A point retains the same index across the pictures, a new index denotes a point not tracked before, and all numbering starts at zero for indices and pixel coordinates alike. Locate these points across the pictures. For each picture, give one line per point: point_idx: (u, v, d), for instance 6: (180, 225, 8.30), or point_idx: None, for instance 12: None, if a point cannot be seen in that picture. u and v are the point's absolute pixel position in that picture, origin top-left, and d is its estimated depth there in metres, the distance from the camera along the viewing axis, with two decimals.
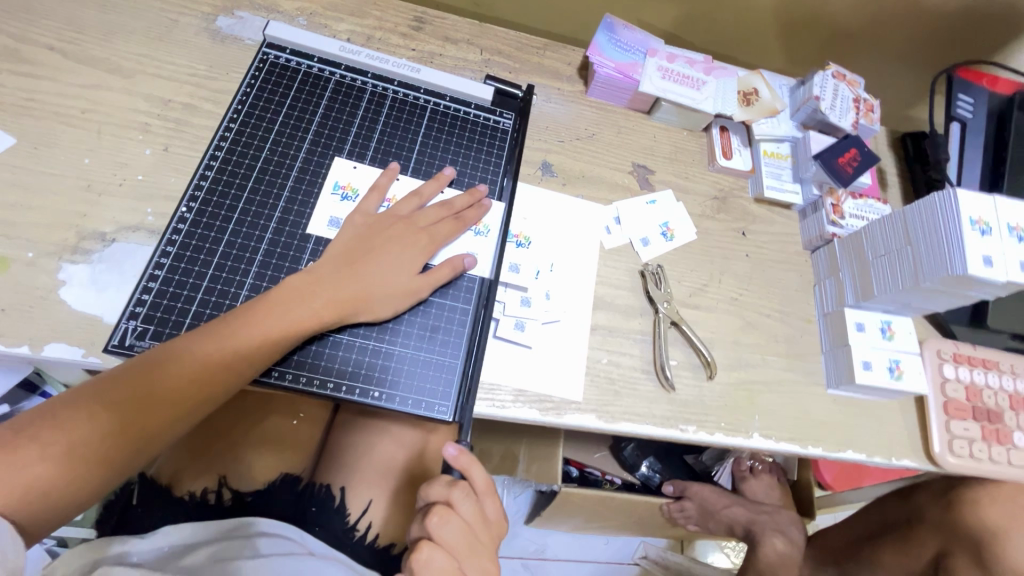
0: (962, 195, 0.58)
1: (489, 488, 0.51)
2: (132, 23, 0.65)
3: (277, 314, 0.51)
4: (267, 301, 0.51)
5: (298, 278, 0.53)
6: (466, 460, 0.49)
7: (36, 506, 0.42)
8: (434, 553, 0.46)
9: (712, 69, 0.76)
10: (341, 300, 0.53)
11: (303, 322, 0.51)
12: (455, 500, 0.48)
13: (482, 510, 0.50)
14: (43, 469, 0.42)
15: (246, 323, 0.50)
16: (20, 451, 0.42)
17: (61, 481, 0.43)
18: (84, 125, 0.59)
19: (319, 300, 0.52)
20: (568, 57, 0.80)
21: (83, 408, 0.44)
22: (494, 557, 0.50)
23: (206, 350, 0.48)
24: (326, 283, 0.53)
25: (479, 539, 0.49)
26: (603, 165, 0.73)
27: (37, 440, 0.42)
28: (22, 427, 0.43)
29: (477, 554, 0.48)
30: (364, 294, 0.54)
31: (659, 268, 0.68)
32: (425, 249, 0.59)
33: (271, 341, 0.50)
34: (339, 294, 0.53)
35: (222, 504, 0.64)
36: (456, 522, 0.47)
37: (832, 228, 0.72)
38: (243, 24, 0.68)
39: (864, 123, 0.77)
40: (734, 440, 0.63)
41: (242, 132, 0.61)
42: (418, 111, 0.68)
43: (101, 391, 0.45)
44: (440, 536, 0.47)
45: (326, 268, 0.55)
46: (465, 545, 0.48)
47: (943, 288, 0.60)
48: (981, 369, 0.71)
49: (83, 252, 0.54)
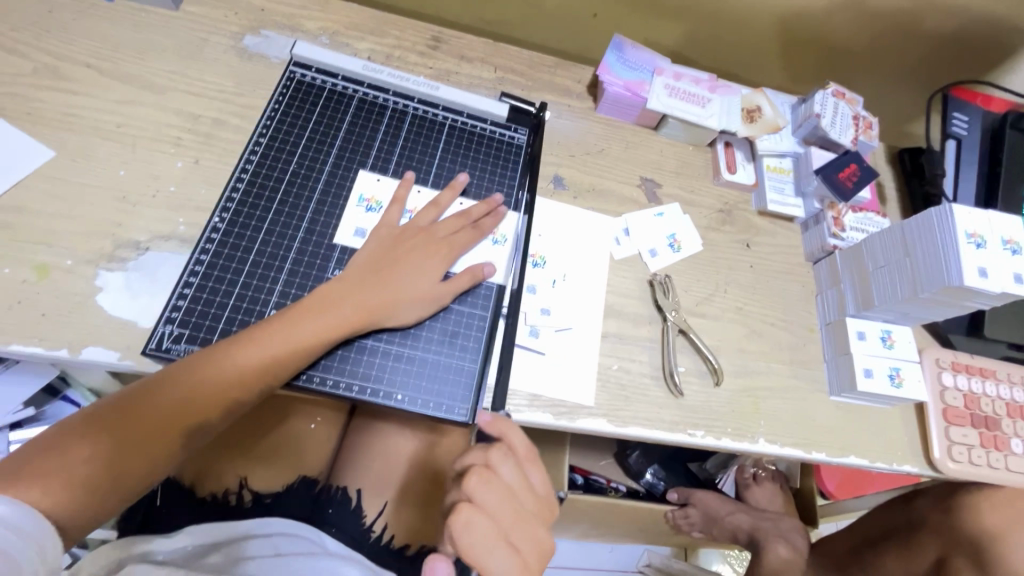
0: (958, 209, 0.61)
1: (527, 456, 0.51)
2: (164, 42, 0.68)
3: (309, 321, 0.53)
4: (299, 309, 0.54)
5: (328, 287, 0.56)
6: (500, 425, 0.51)
7: (82, 504, 0.44)
8: (474, 512, 0.44)
9: (716, 87, 0.79)
10: (368, 307, 0.56)
11: (333, 328, 0.54)
12: (493, 462, 0.48)
13: (524, 478, 0.48)
14: (91, 468, 0.44)
15: (279, 329, 0.52)
16: (69, 451, 0.44)
17: (107, 479, 0.45)
18: (120, 139, 0.62)
19: (348, 308, 0.55)
20: (578, 75, 0.83)
21: (127, 410, 0.47)
22: (540, 525, 0.47)
23: (242, 355, 0.51)
24: (354, 291, 0.56)
25: (524, 504, 0.47)
26: (613, 179, 0.76)
27: (86, 439, 0.45)
28: (74, 427, 0.46)
29: (522, 520, 0.46)
30: (390, 302, 0.57)
31: (667, 278, 0.71)
32: (447, 258, 0.61)
33: (303, 346, 0.53)
34: (367, 302, 0.56)
35: (242, 505, 0.67)
36: (496, 483, 0.46)
37: (833, 240, 0.75)
38: (269, 43, 0.72)
39: (863, 139, 0.80)
40: (740, 444, 0.65)
41: (271, 146, 0.64)
42: (436, 126, 0.71)
43: (144, 394, 0.48)
44: (481, 496, 0.45)
45: (353, 277, 0.57)
46: (508, 507, 0.45)
47: (940, 299, 0.63)
48: (979, 378, 0.74)
49: (118, 259, 0.56)
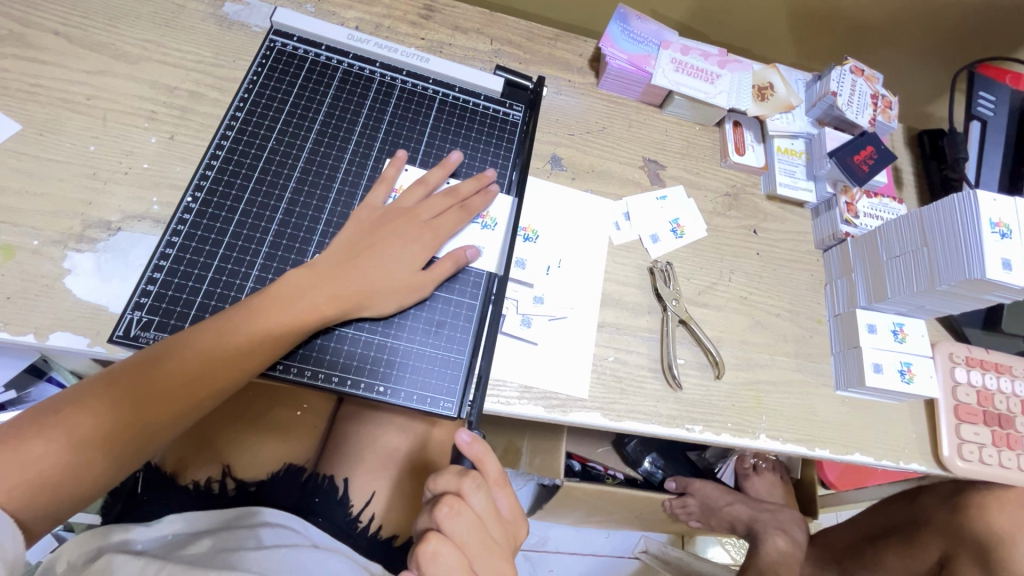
0: (982, 196, 0.57)
1: (500, 482, 0.49)
2: (138, 8, 0.64)
3: (278, 309, 0.50)
4: (269, 295, 0.51)
5: (299, 271, 0.53)
6: (480, 451, 0.48)
7: (40, 500, 0.42)
8: (442, 547, 0.43)
9: (726, 62, 0.74)
10: (343, 294, 0.53)
11: (306, 315, 0.51)
12: (466, 492, 0.46)
13: (493, 506, 0.47)
14: (49, 463, 0.42)
15: (248, 317, 0.49)
16: (26, 446, 0.42)
17: (67, 475, 0.43)
18: (89, 112, 0.58)
19: (321, 294, 0.52)
20: (580, 48, 0.78)
21: (88, 403, 0.44)
22: (505, 558, 0.47)
23: (211, 344, 0.48)
24: (327, 277, 0.53)
25: (491, 535, 0.46)
26: (614, 159, 0.72)
27: (45, 433, 0.42)
28: (33, 419, 0.43)
29: (490, 550, 0.45)
30: (368, 288, 0.54)
31: (669, 265, 0.67)
32: (430, 244, 0.58)
33: (274, 335, 0.50)
34: (342, 288, 0.53)
35: (226, 493, 0.65)
36: (468, 515, 0.45)
37: (845, 227, 0.71)
38: (250, 10, 0.67)
39: (881, 120, 0.76)
40: (741, 440, 0.62)
41: (248, 121, 0.60)
42: (426, 101, 0.67)
43: (105, 386, 0.45)
44: (450, 527, 0.44)
45: (328, 261, 0.54)
46: (477, 539, 0.45)
47: (958, 292, 0.59)
48: (994, 374, 0.70)
49: (88, 240, 0.53)
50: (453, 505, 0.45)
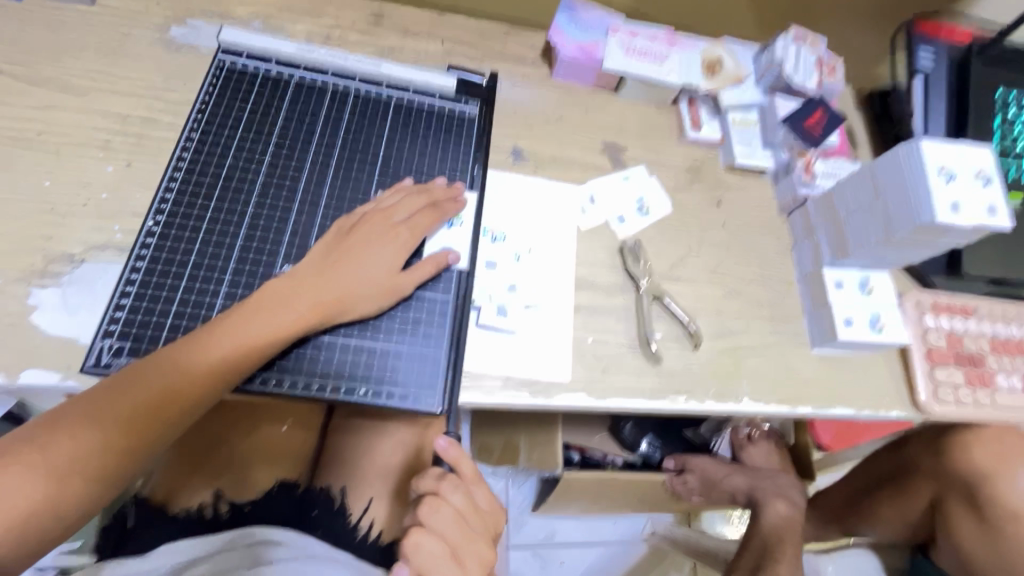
0: (925, 145, 0.58)
1: (480, 478, 0.50)
2: (82, 40, 0.64)
3: (260, 319, 0.50)
4: (249, 307, 0.51)
5: (281, 281, 0.53)
6: (456, 452, 0.49)
7: (24, 535, 0.41)
8: (423, 540, 0.45)
9: (674, 42, 0.76)
10: (324, 299, 0.53)
11: (287, 325, 0.51)
12: (444, 490, 0.48)
13: (474, 499, 0.48)
14: (32, 494, 0.41)
15: (229, 329, 0.49)
16: (4, 478, 0.41)
17: (53, 502, 0.42)
18: (42, 147, 0.58)
19: (302, 303, 0.52)
20: (530, 41, 0.79)
21: (65, 428, 0.43)
22: (489, 549, 0.48)
23: (190, 358, 0.48)
24: (306, 284, 0.53)
25: (474, 527, 0.47)
26: (575, 146, 0.73)
27: (25, 463, 0.41)
28: (11, 448, 0.42)
29: (473, 540, 0.47)
30: (347, 294, 0.54)
31: (638, 243, 0.69)
32: (407, 245, 0.58)
33: (255, 345, 0.50)
34: (319, 295, 0.53)
35: (218, 517, 0.63)
36: (447, 510, 0.46)
37: (804, 189, 0.73)
38: (197, 32, 0.67)
39: (828, 82, 0.78)
40: (724, 406, 0.63)
41: (204, 141, 0.61)
42: (381, 105, 0.67)
43: (82, 411, 0.44)
44: (430, 522, 0.46)
45: (304, 270, 0.54)
46: (458, 530, 0.46)
47: (914, 239, 0.60)
48: (961, 316, 0.72)
49: (52, 274, 0.53)
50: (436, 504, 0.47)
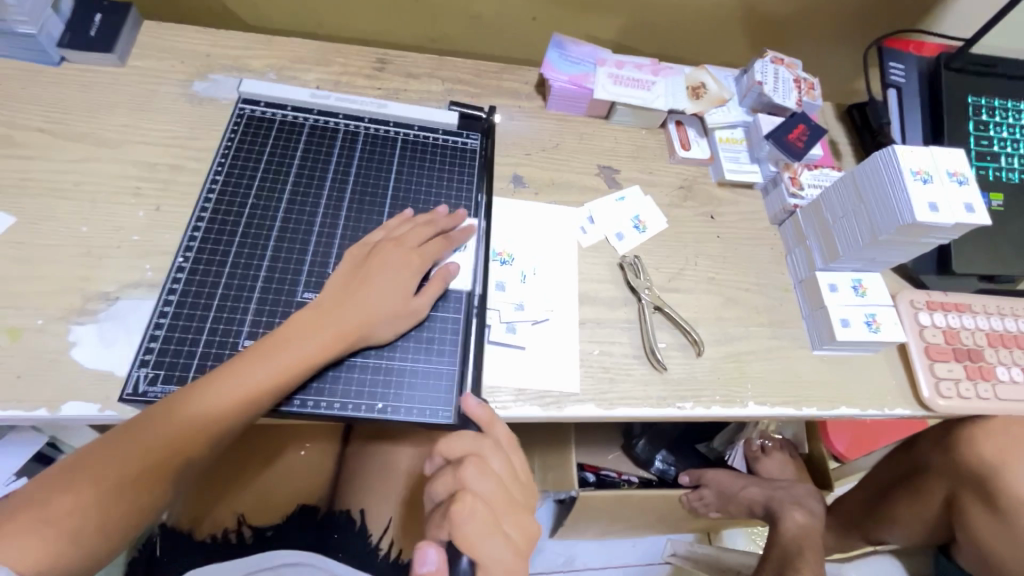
0: (901, 150, 0.62)
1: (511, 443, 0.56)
2: (114, 98, 0.70)
3: (290, 347, 0.53)
4: (278, 336, 0.53)
5: (304, 314, 0.56)
6: (488, 415, 0.56)
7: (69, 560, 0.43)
8: (475, 500, 0.49)
9: (659, 70, 0.81)
10: (347, 325, 0.56)
11: (314, 351, 0.54)
12: (486, 453, 0.53)
13: (511, 467, 0.54)
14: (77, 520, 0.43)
15: (262, 358, 0.52)
16: (51, 504, 0.43)
17: (96, 528, 0.44)
18: (79, 196, 0.62)
19: (325, 332, 0.55)
20: (524, 77, 0.85)
21: (107, 456, 0.45)
22: (528, 515, 0.53)
23: (220, 392, 0.50)
24: (327, 314, 0.56)
25: (512, 493, 0.53)
26: (571, 171, 0.78)
27: (71, 490, 0.44)
28: (57, 475, 0.44)
29: (512, 506, 0.51)
30: (368, 316, 0.57)
31: (636, 258, 0.72)
32: (420, 268, 0.61)
33: (285, 372, 0.52)
34: (343, 321, 0.56)
35: (242, 542, 0.67)
36: (490, 473, 0.52)
37: (793, 200, 0.76)
38: (217, 85, 0.73)
39: (807, 100, 0.83)
40: (731, 410, 0.65)
41: (227, 182, 0.65)
42: (389, 142, 0.72)
43: (123, 440, 0.46)
44: (478, 484, 0.50)
45: (326, 299, 0.57)
46: (501, 496, 0.51)
47: (899, 239, 0.63)
48: (956, 313, 0.74)
49: (89, 312, 0.57)
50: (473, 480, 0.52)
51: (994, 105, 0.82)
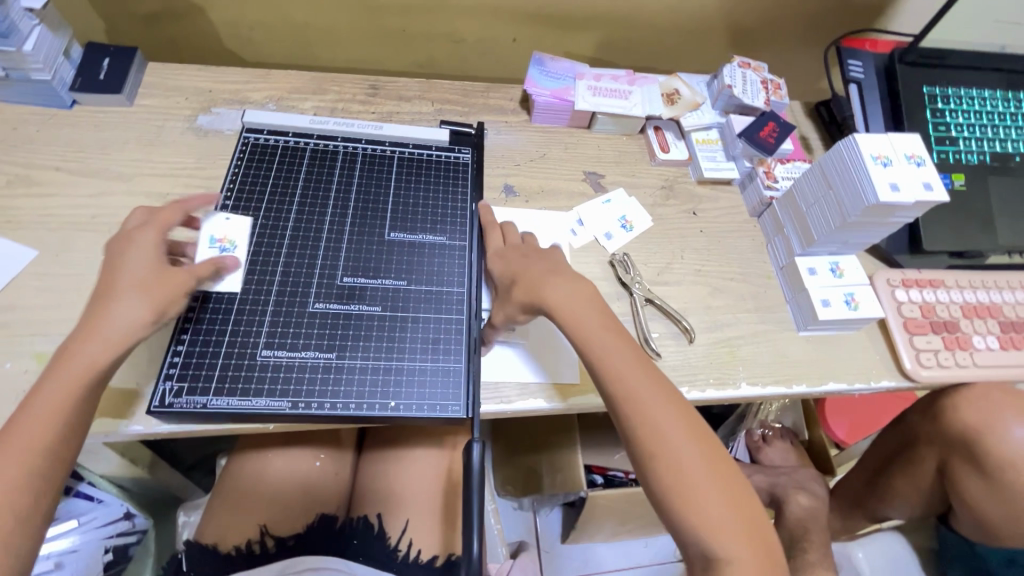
0: (861, 138, 0.67)
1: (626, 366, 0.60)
2: (124, 135, 0.74)
3: (73, 357, 0.49)
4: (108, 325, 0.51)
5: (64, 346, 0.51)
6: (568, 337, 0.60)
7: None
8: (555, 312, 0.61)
9: (635, 80, 0.87)
10: (99, 329, 0.50)
11: (94, 355, 0.50)
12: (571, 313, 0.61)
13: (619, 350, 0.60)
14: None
15: (64, 364, 0.49)
16: None
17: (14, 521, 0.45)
18: (96, 228, 0.66)
19: (90, 342, 0.50)
20: (509, 94, 0.90)
21: None
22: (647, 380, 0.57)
23: (37, 405, 0.48)
24: (87, 324, 0.51)
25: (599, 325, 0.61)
26: (558, 178, 0.82)
27: None
28: None
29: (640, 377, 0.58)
30: (112, 309, 0.51)
31: (626, 255, 0.76)
32: (152, 249, 0.56)
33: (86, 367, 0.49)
34: (95, 327, 0.51)
35: (266, 551, 0.67)
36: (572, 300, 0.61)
37: (769, 192, 0.81)
38: (221, 118, 0.78)
39: (775, 99, 0.88)
40: (725, 391, 0.69)
41: (236, 205, 0.69)
42: (386, 161, 0.77)
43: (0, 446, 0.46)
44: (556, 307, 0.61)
45: (90, 308, 0.52)
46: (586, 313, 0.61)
47: (868, 219, 0.68)
48: (930, 289, 0.78)
49: None
50: (711, 473, 0.52)
51: (948, 94, 0.88)
